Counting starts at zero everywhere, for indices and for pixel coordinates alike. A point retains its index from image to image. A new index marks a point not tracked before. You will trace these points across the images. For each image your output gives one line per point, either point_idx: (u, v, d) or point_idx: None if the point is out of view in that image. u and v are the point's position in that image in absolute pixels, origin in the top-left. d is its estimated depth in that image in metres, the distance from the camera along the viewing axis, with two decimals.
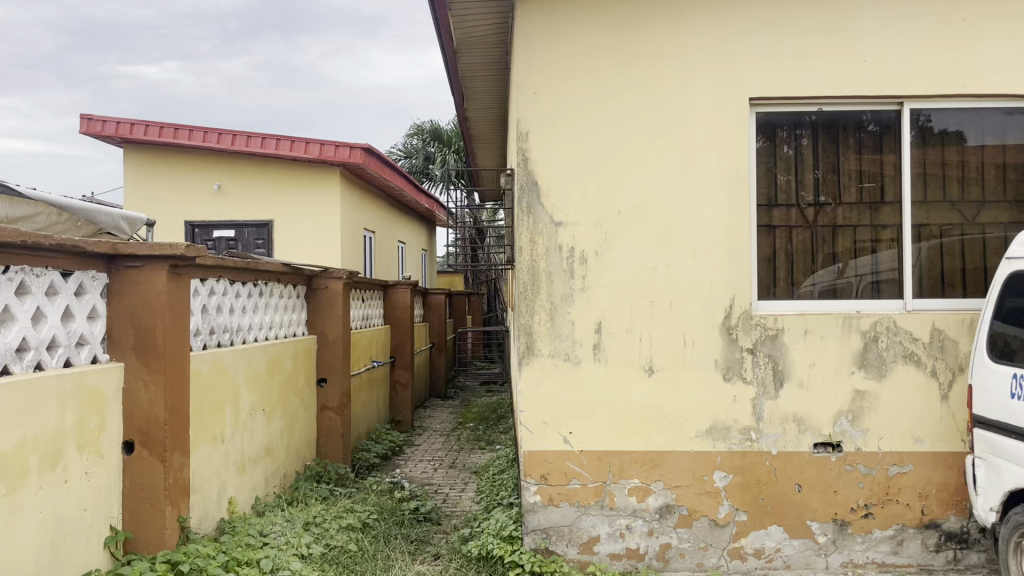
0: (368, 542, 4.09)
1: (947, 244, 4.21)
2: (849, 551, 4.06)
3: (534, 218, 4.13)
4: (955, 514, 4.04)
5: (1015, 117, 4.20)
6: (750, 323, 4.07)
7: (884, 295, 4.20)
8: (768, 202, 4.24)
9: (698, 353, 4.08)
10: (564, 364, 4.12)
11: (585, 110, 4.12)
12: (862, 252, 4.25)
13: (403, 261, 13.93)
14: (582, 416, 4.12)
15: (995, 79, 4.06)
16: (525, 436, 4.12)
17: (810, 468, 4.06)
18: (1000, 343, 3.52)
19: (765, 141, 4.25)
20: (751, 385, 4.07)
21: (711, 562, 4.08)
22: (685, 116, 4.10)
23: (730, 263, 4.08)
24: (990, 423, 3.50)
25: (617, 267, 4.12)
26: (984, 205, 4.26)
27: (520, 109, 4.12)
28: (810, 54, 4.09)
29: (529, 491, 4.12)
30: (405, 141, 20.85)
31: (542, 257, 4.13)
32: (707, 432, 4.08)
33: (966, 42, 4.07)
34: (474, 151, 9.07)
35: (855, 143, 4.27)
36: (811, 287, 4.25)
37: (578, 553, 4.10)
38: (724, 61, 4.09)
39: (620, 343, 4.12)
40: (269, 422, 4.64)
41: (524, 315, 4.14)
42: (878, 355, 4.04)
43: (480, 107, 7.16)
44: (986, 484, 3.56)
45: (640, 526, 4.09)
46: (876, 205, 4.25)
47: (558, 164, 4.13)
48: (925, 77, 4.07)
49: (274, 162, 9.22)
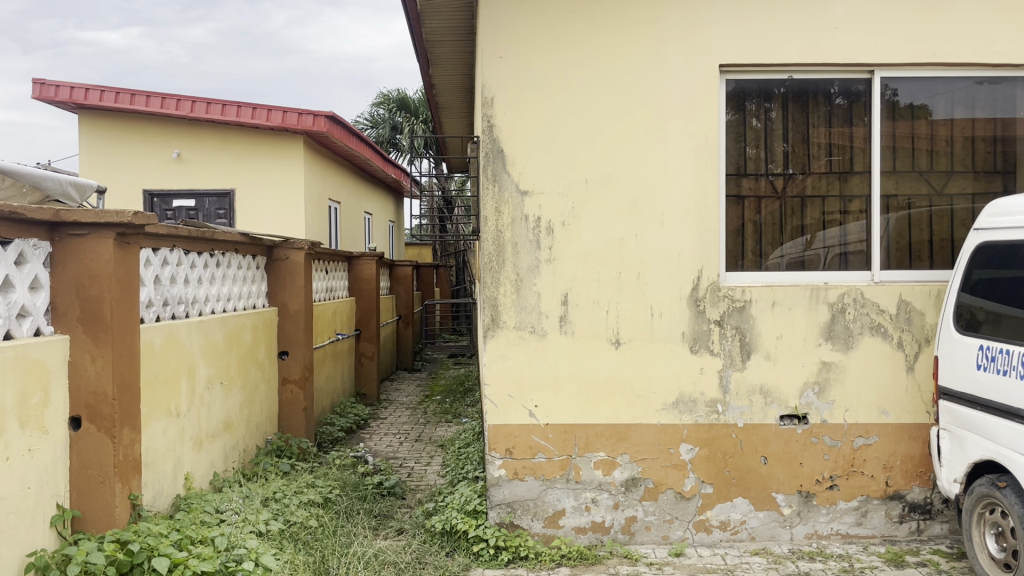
0: (329, 518, 4.02)
1: (915, 215, 4.20)
2: (814, 522, 4.07)
3: (500, 187, 4.02)
4: (918, 486, 4.05)
5: (985, 87, 4.17)
6: (718, 295, 4.02)
7: (851, 267, 4.17)
8: (737, 171, 4.19)
9: (665, 324, 4.03)
10: (529, 336, 4.05)
11: (552, 77, 4.01)
12: (830, 224, 4.22)
13: (369, 231, 13.75)
14: (547, 388, 4.05)
15: (967, 47, 4.01)
16: (489, 409, 4.05)
17: (776, 440, 4.04)
18: (966, 315, 3.51)
19: (735, 112, 4.17)
20: (719, 356, 4.03)
21: (676, 535, 4.06)
22: (654, 84, 4.01)
23: (699, 234, 4.03)
24: (957, 394, 3.49)
25: (585, 238, 4.04)
26: (952, 175, 4.24)
27: (485, 74, 3.99)
28: (781, 20, 4.01)
29: (493, 465, 4.05)
30: (372, 110, 20.55)
31: (507, 227, 4.03)
32: (674, 404, 4.04)
33: (938, 9, 4.00)
34: (441, 119, 8.92)
35: (824, 114, 4.21)
36: (779, 259, 4.20)
37: (543, 527, 4.07)
38: (695, 27, 4.00)
39: (587, 314, 4.05)
40: (227, 395, 4.52)
41: (488, 287, 4.05)
42: (845, 326, 4.02)
43: (448, 73, 7.01)
44: (951, 455, 3.56)
45: (606, 499, 4.06)
46: (846, 175, 4.22)
47: (524, 131, 4.02)
48: (897, 44, 4.01)
49: (236, 130, 8.98)
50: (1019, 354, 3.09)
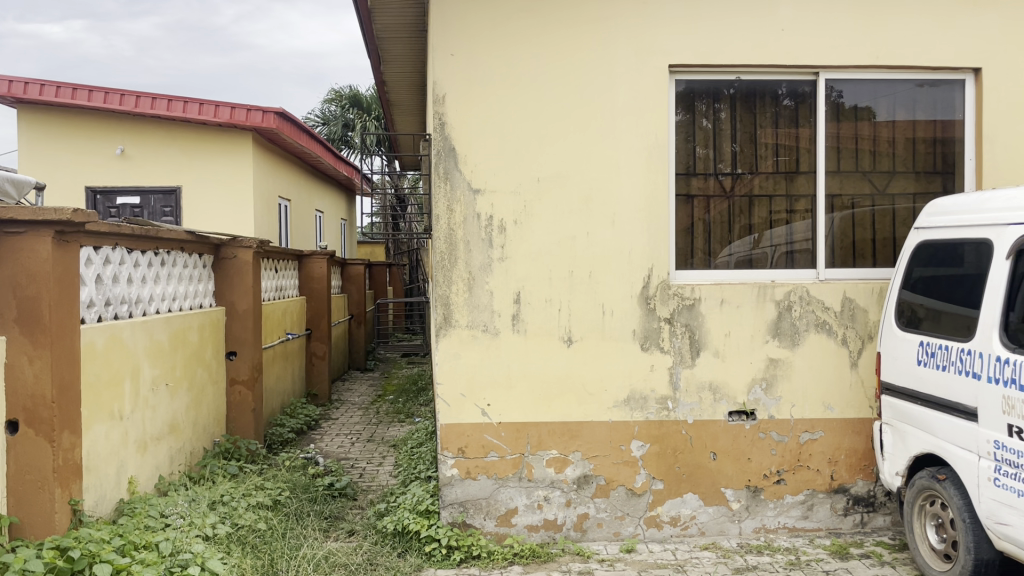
0: (278, 521, 3.96)
1: (858, 214, 4.31)
2: (762, 516, 4.13)
3: (451, 185, 4.01)
4: (862, 479, 4.14)
5: (925, 89, 4.28)
6: (668, 293, 4.06)
7: (797, 265, 4.25)
8: (686, 170, 4.25)
9: (616, 322, 4.06)
10: (481, 335, 4.04)
11: (504, 75, 4.00)
12: (777, 223, 4.29)
13: (321, 228, 13.60)
14: (499, 386, 4.05)
15: (908, 50, 4.11)
16: (441, 409, 4.03)
17: (725, 436, 4.10)
18: (907, 312, 3.60)
19: (684, 112, 4.22)
20: (669, 354, 4.08)
21: (628, 532, 4.09)
22: (604, 83, 4.03)
23: (650, 233, 4.06)
24: (898, 389, 3.58)
25: (536, 236, 4.05)
26: (894, 175, 4.36)
27: (436, 71, 3.97)
28: (728, 22, 4.06)
29: (446, 465, 4.04)
30: (323, 108, 20.36)
31: (459, 226, 4.02)
32: (625, 402, 4.07)
33: (880, 12, 4.09)
34: (393, 117, 8.86)
35: (771, 115, 4.28)
36: (727, 258, 4.26)
37: (495, 526, 4.07)
38: (645, 27, 4.03)
39: (539, 312, 4.06)
40: (173, 396, 4.42)
41: (440, 286, 4.03)
42: (792, 323, 4.09)
43: (401, 71, 6.97)
44: (892, 449, 3.65)
45: (558, 497, 4.07)
46: (792, 175, 4.30)
47: (475, 128, 4.01)
48: (841, 46, 4.10)
49: (183, 126, 8.80)
50: (958, 350, 3.19)
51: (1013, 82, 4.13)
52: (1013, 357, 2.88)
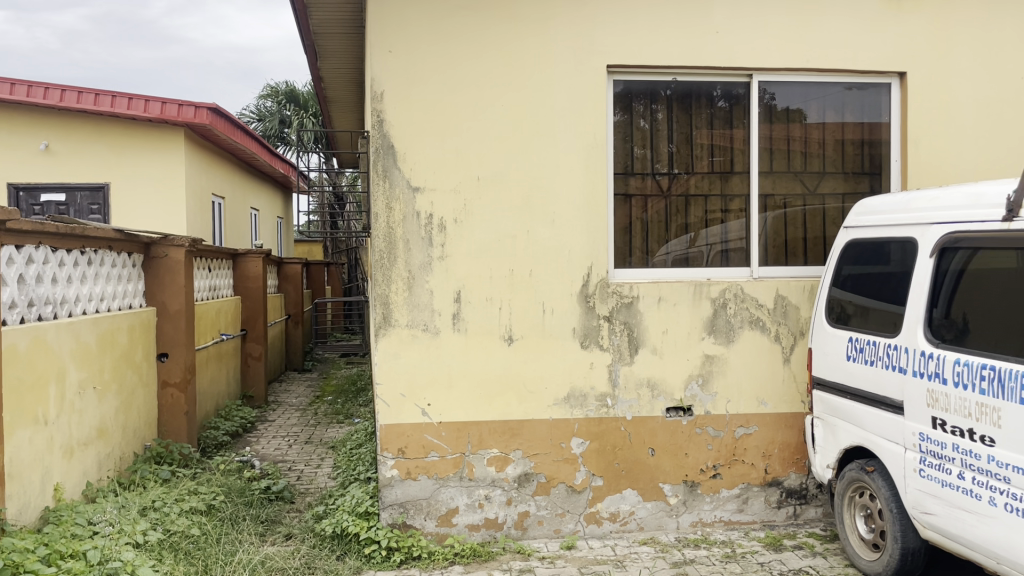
0: (212, 526, 3.86)
1: (790, 214, 4.42)
2: (698, 510, 4.20)
3: (390, 183, 3.97)
4: (795, 472, 4.25)
5: (853, 93, 4.41)
6: (607, 291, 4.10)
7: (732, 263, 4.34)
8: (625, 170, 4.30)
9: (556, 320, 4.08)
10: (422, 334, 4.01)
11: (443, 73, 3.98)
12: (712, 222, 4.38)
13: (257, 227, 13.34)
14: (439, 386, 4.03)
15: (838, 54, 4.23)
16: (381, 409, 3.99)
17: (663, 432, 4.16)
18: (837, 309, 3.70)
19: (622, 112, 4.27)
20: (608, 351, 4.11)
21: (568, 528, 4.12)
22: (544, 83, 4.04)
23: (589, 231, 4.09)
24: (829, 384, 3.69)
25: (476, 235, 4.04)
26: (824, 176, 4.48)
27: (374, 68, 3.93)
28: (665, 23, 4.11)
29: (385, 466, 4.00)
30: (258, 103, 19.98)
31: (398, 224, 3.98)
32: (565, 400, 4.09)
33: (811, 17, 4.20)
34: (330, 114, 8.74)
35: (706, 116, 4.37)
36: (664, 256, 4.33)
37: (435, 526, 4.04)
38: (583, 28, 4.06)
39: (479, 311, 4.05)
40: (101, 400, 4.28)
41: (380, 285, 3.99)
42: (727, 321, 4.17)
43: (338, 67, 6.89)
44: (823, 442, 3.75)
45: (499, 496, 4.07)
46: (726, 175, 4.39)
47: (414, 126, 3.98)
48: (773, 50, 4.19)
49: (111, 121, 8.52)
50: (885, 345, 3.29)
51: (936, 86, 4.28)
52: (937, 352, 2.99)
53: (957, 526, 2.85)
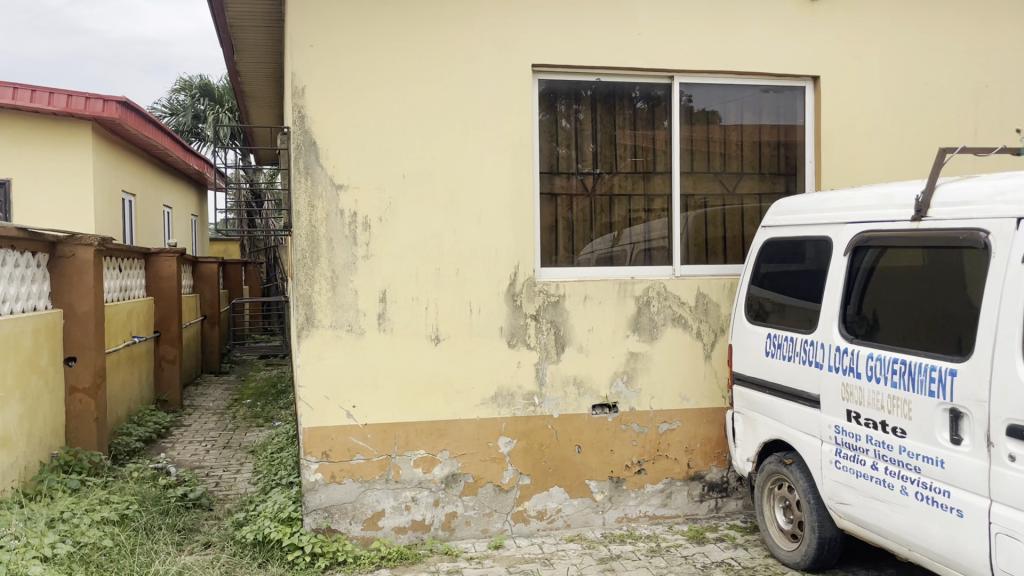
0: (126, 537, 3.70)
1: (710, 213, 4.52)
2: (624, 506, 4.25)
3: (313, 180, 3.88)
4: (716, 466, 4.34)
5: (769, 95, 4.53)
6: (533, 290, 4.11)
7: (655, 262, 4.41)
8: (550, 170, 4.32)
9: (483, 319, 4.06)
10: (346, 335, 3.94)
11: (366, 69, 3.92)
12: (635, 221, 4.44)
13: (170, 225, 12.88)
14: (364, 388, 3.96)
15: (755, 58, 4.34)
16: (304, 412, 3.90)
17: (589, 430, 4.19)
18: (756, 306, 3.80)
19: (547, 111, 4.28)
20: (535, 350, 4.12)
21: (496, 528, 4.11)
22: (469, 81, 4.02)
23: (515, 230, 4.09)
24: (749, 379, 3.78)
25: (401, 234, 3.99)
26: (743, 176, 4.60)
27: (295, 63, 3.83)
28: (589, 24, 4.15)
29: (309, 470, 3.91)
30: (170, 97, 19.32)
31: (321, 223, 3.90)
32: (492, 399, 4.08)
33: (730, 21, 4.30)
34: (247, 109, 8.51)
35: (629, 117, 4.42)
36: (589, 255, 4.36)
37: (361, 530, 3.97)
38: (507, 27, 4.05)
39: (405, 311, 4.00)
40: (3, 408, 4.05)
41: (302, 285, 3.90)
42: (650, 319, 4.23)
43: (255, 62, 6.71)
44: (744, 436, 3.84)
45: (426, 497, 4.03)
46: (649, 175, 4.45)
47: (337, 123, 3.90)
48: (694, 53, 4.27)
49: (11, 113, 8.08)
50: (802, 341, 3.39)
51: (848, 90, 4.44)
52: (851, 347, 3.10)
53: (871, 515, 2.96)
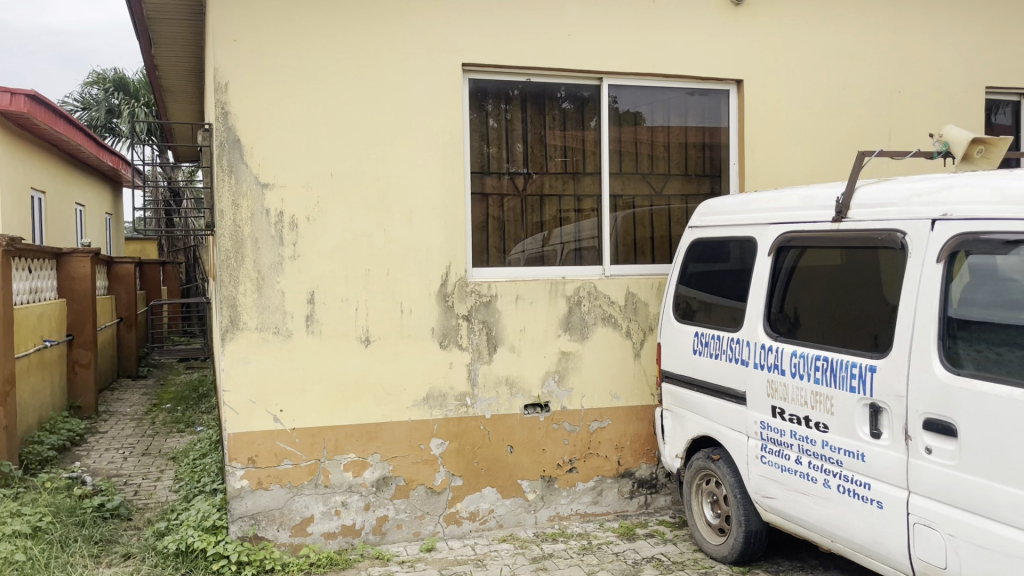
0: (39, 550, 3.54)
1: (638, 214, 4.58)
2: (555, 505, 4.27)
3: (237, 179, 3.77)
4: (645, 462, 4.40)
5: (695, 98, 4.62)
6: (465, 290, 4.09)
7: (585, 262, 4.44)
8: (481, 169, 4.30)
9: (414, 320, 4.02)
10: (272, 337, 3.84)
11: (292, 65, 3.83)
12: (566, 221, 4.47)
13: (83, 223, 12.37)
14: (291, 392, 3.87)
15: (682, 62, 4.42)
16: (229, 417, 3.78)
17: (521, 430, 4.19)
18: (683, 305, 3.86)
19: (477, 110, 4.27)
20: (467, 350, 4.10)
21: (427, 530, 4.07)
22: (398, 79, 3.97)
23: (446, 230, 4.06)
24: (677, 377, 3.84)
25: (330, 233, 3.91)
26: (670, 177, 4.68)
27: (217, 58, 3.72)
28: (519, 24, 4.15)
29: (234, 477, 3.80)
30: (83, 91, 18.56)
31: (246, 222, 3.79)
32: (424, 400, 4.05)
33: (657, 25, 4.36)
34: (165, 104, 8.23)
35: (559, 118, 4.44)
36: (519, 254, 4.37)
37: (289, 537, 3.88)
38: (437, 25, 4.02)
39: (333, 312, 3.92)
40: None
41: (226, 286, 3.78)
42: (581, 318, 4.26)
43: (174, 55, 6.48)
44: (672, 433, 3.90)
45: (356, 501, 3.96)
46: (578, 175, 4.48)
47: (262, 120, 3.80)
48: (622, 55, 4.32)
49: None
50: (728, 339, 3.47)
51: (770, 94, 4.56)
52: (775, 345, 3.18)
53: (795, 508, 3.05)
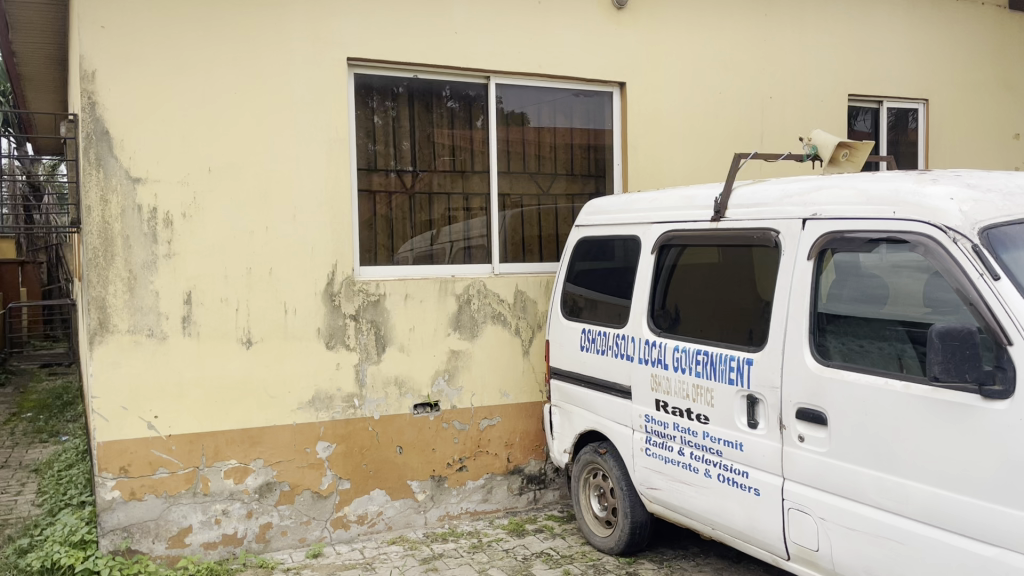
0: None
1: (526, 213, 4.62)
2: (445, 504, 4.25)
3: (105, 173, 3.56)
4: (534, 459, 4.44)
5: (581, 99, 4.70)
6: (352, 289, 4.01)
7: (474, 260, 4.45)
8: (367, 166, 4.23)
9: (298, 320, 3.91)
10: (146, 340, 3.65)
11: (165, 54, 3.65)
12: (454, 219, 4.45)
13: None
14: (167, 397, 3.69)
15: (567, 63, 4.49)
16: (98, 425, 3.57)
17: (410, 430, 4.15)
18: (570, 302, 3.92)
19: (364, 107, 4.20)
20: (354, 351, 4.02)
21: (313, 536, 3.97)
22: (281, 71, 3.85)
23: (332, 228, 3.97)
24: (565, 373, 3.90)
25: (208, 230, 3.75)
26: (557, 177, 4.74)
27: (83, 44, 3.50)
28: (405, 20, 4.10)
29: (105, 488, 3.59)
30: None
31: (116, 219, 3.59)
32: (310, 403, 3.94)
33: (542, 25, 4.41)
34: (24, 93, 7.69)
35: (446, 116, 4.42)
36: (408, 253, 4.32)
37: (166, 549, 3.70)
38: (321, 17, 3.92)
39: (212, 314, 3.77)
40: None
41: (94, 286, 3.57)
42: (470, 316, 4.26)
43: (32, 41, 6.07)
44: (561, 428, 3.96)
45: (238, 509, 3.82)
46: (466, 174, 4.48)
47: (133, 111, 3.60)
48: (509, 54, 4.35)
49: None
50: (614, 335, 3.54)
51: (652, 97, 4.69)
52: (658, 340, 3.27)
53: (678, 498, 3.15)
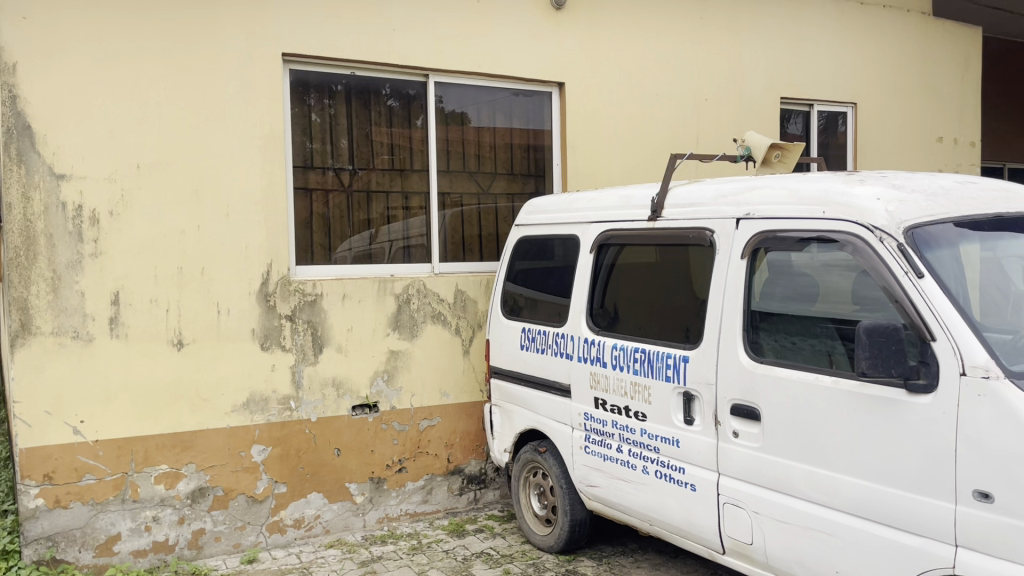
0: None
1: (466, 212, 4.61)
2: (384, 506, 4.20)
3: (27, 168, 3.43)
4: (474, 459, 4.43)
5: (520, 99, 4.71)
6: (288, 289, 3.94)
7: (413, 260, 4.42)
8: (303, 164, 4.15)
9: (232, 321, 3.82)
10: (71, 342, 3.53)
11: (91, 47, 3.53)
12: (393, 219, 4.40)
13: None
14: (94, 401, 3.57)
15: (506, 62, 4.49)
16: (20, 431, 3.44)
17: (348, 431, 4.09)
18: (510, 301, 3.92)
19: (300, 103, 4.13)
20: (290, 352, 3.95)
21: (249, 541, 3.88)
22: (214, 66, 3.77)
23: (267, 226, 3.90)
24: (504, 372, 3.89)
25: (137, 228, 3.64)
26: (496, 176, 4.73)
27: (3, 35, 3.37)
28: (342, 16, 4.05)
29: (27, 496, 3.46)
30: None
31: (38, 216, 3.46)
32: (244, 405, 3.86)
33: (481, 24, 4.41)
34: None
35: (384, 114, 4.36)
36: (346, 252, 4.26)
37: (93, 557, 3.58)
38: (255, 11, 3.85)
39: (142, 314, 3.65)
40: None
41: (16, 287, 3.43)
42: (410, 316, 4.23)
43: None
44: (501, 428, 3.95)
45: (169, 515, 3.71)
46: (405, 172, 4.43)
47: (57, 104, 3.47)
48: (447, 52, 4.33)
49: None
50: (553, 334, 3.55)
51: (590, 98, 4.73)
52: (597, 339, 3.30)
53: (616, 495, 3.17)
